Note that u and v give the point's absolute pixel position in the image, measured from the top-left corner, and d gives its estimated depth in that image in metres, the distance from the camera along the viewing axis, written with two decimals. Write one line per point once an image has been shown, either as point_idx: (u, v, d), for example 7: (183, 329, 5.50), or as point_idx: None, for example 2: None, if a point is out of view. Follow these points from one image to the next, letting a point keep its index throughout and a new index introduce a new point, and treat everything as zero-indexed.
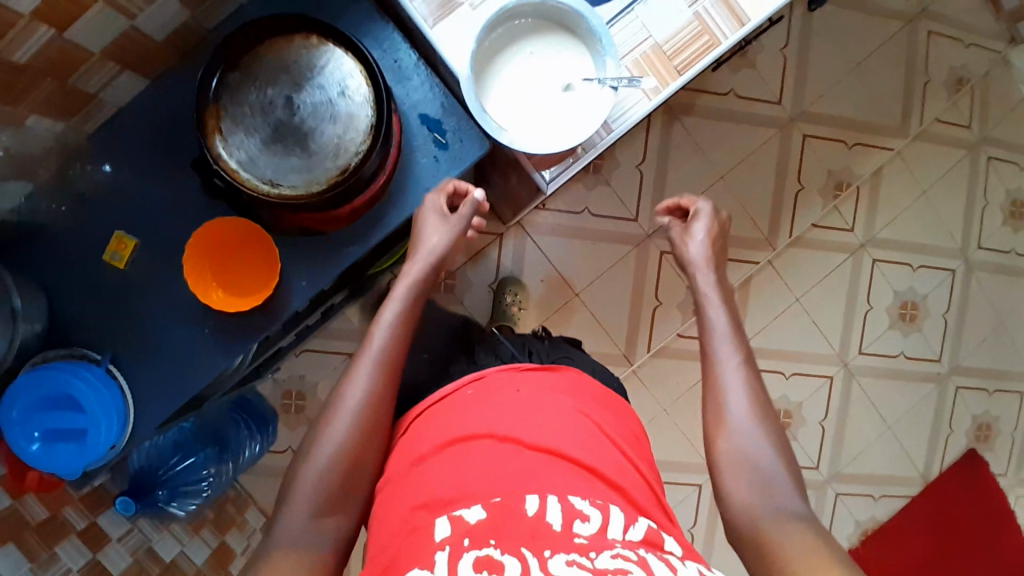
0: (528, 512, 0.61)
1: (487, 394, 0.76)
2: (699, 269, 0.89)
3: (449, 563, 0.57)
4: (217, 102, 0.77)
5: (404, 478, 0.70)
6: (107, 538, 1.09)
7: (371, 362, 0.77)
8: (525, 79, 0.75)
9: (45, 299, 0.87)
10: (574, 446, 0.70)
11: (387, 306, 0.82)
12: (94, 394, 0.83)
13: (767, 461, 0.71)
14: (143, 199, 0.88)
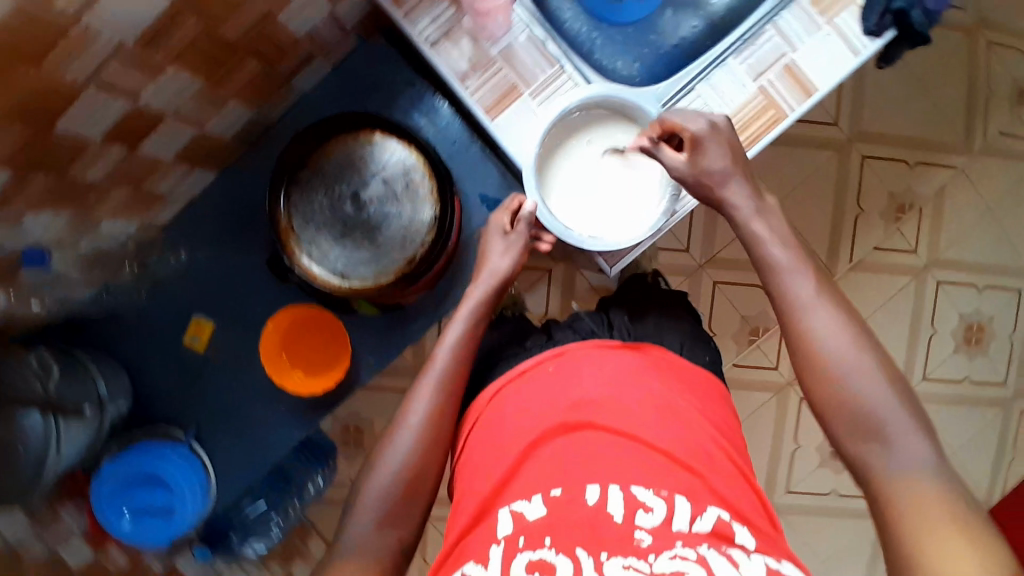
0: (589, 502, 0.55)
1: (567, 372, 0.68)
2: (727, 185, 0.71)
3: (501, 562, 0.53)
4: (286, 201, 0.80)
5: (470, 461, 0.67)
6: None
7: (436, 380, 0.71)
8: (587, 172, 0.79)
9: (131, 380, 0.91)
10: (657, 427, 0.62)
11: (451, 328, 0.74)
12: (179, 472, 0.85)
13: (868, 409, 0.60)
14: (220, 283, 0.91)
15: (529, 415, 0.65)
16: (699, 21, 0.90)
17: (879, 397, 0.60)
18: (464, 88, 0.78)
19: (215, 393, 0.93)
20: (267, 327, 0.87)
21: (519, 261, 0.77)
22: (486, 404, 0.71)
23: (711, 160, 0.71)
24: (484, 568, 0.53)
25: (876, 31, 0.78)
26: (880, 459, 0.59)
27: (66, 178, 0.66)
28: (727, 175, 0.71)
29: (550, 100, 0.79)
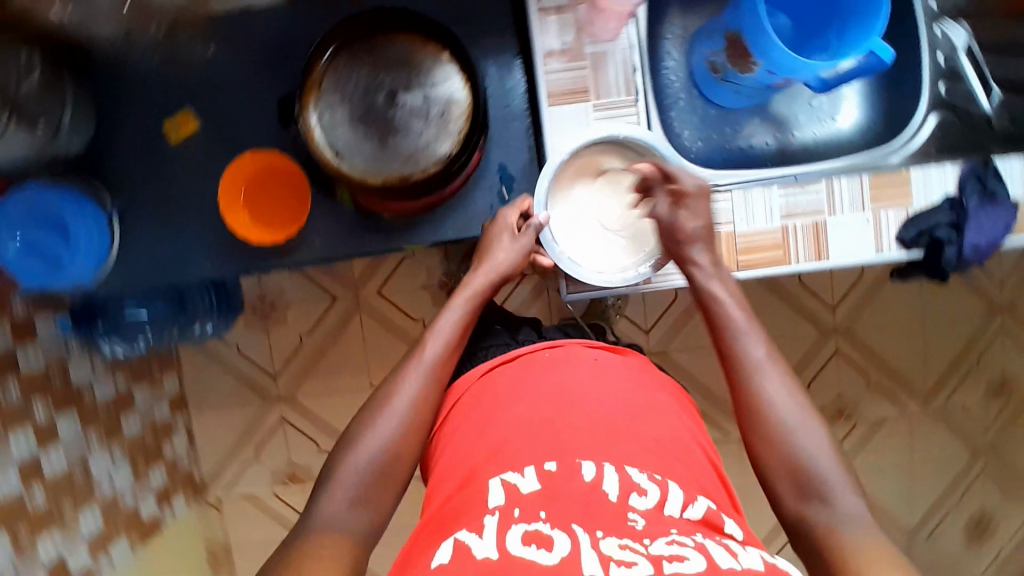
0: (585, 479, 0.62)
1: (559, 361, 0.76)
2: (713, 274, 0.77)
3: (495, 528, 0.58)
4: (330, 61, 0.80)
5: (460, 432, 0.73)
6: (33, 335, 1.15)
7: (423, 372, 0.77)
8: (599, 206, 0.85)
9: (94, 128, 0.89)
10: (641, 414, 0.71)
11: (446, 314, 0.81)
12: (83, 230, 0.86)
13: (829, 467, 0.65)
14: (227, 94, 0.89)
15: (522, 397, 0.72)
16: (772, 141, 0.93)
17: (831, 458, 0.65)
18: (544, 62, 0.79)
19: (161, 185, 0.90)
20: (235, 159, 0.87)
21: (519, 262, 0.82)
22: (472, 388, 0.78)
23: (696, 220, 0.78)
24: (479, 536, 0.57)
25: (908, 242, 0.83)
26: (830, 516, 0.63)
27: None
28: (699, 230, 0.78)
29: (608, 121, 0.80)
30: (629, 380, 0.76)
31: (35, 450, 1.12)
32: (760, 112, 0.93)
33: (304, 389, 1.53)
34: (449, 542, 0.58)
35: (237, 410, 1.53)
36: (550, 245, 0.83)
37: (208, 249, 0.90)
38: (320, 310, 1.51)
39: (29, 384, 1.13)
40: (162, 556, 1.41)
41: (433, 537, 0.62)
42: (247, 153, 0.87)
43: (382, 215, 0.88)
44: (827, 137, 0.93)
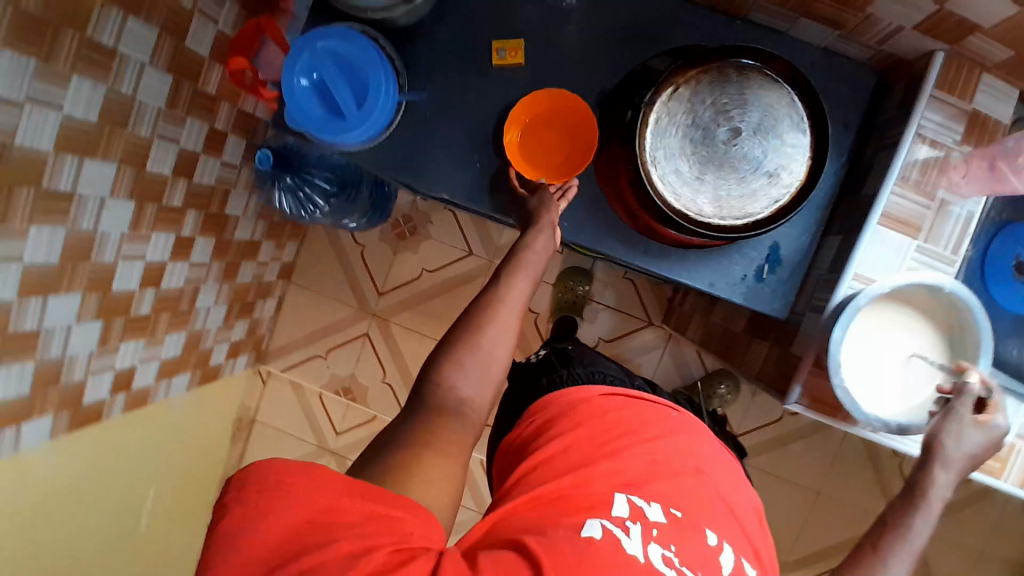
0: (708, 542, 0.66)
1: (688, 429, 0.82)
2: (943, 461, 0.69)
3: (639, 538, 0.62)
4: (700, 71, 0.78)
5: (585, 430, 0.77)
6: (219, 151, 1.14)
7: (530, 274, 0.75)
8: (883, 340, 0.76)
9: (427, 12, 0.86)
10: (743, 514, 0.76)
11: (540, 236, 0.78)
12: (374, 100, 0.83)
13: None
14: (566, 51, 0.87)
15: (654, 439, 0.77)
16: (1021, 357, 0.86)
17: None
18: (894, 182, 0.76)
19: (458, 96, 0.88)
20: (540, 91, 0.85)
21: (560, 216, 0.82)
22: (594, 402, 0.82)
23: (967, 440, 0.69)
24: (626, 535, 0.62)
25: None
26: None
27: None
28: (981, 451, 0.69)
29: (919, 265, 0.78)
30: (733, 476, 0.80)
31: (166, 258, 1.11)
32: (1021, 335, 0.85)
33: (400, 318, 1.52)
34: (592, 524, 0.62)
35: (331, 305, 1.52)
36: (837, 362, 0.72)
37: (469, 178, 0.89)
38: (453, 256, 1.50)
39: (192, 196, 1.12)
40: (206, 402, 1.40)
41: (559, 514, 0.64)
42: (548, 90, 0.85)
43: (641, 227, 0.86)
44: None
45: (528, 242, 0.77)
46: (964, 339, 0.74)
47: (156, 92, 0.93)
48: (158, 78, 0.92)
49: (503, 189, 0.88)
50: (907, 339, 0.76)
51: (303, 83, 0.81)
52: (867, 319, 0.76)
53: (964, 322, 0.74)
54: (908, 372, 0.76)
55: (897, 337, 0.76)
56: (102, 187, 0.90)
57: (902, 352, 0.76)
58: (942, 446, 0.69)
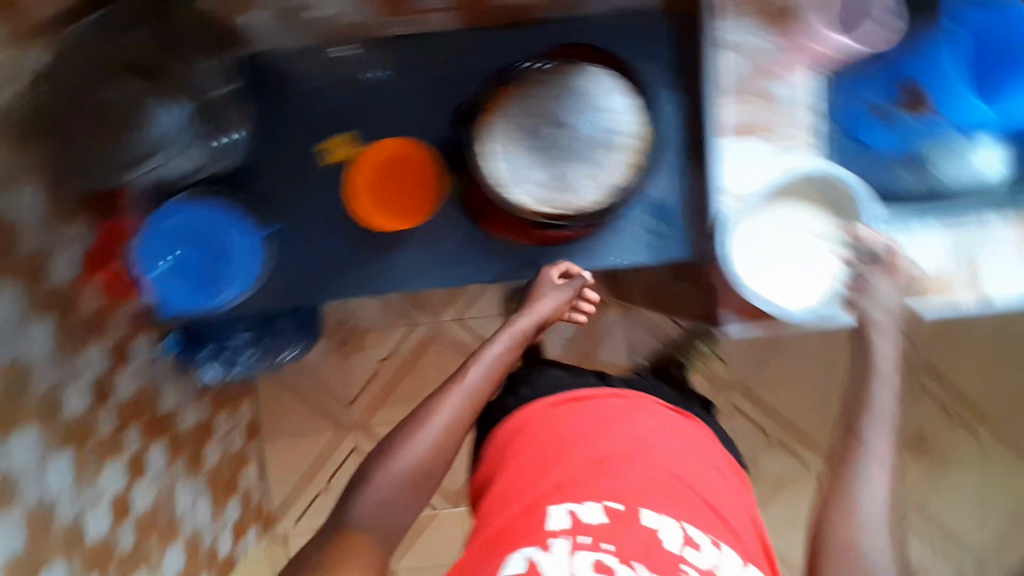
0: (646, 526, 0.72)
1: (631, 414, 0.87)
2: (881, 330, 0.77)
3: (567, 549, 0.69)
4: (510, 85, 0.80)
5: (553, 449, 0.84)
6: (129, 360, 1.09)
7: (458, 398, 0.84)
8: (774, 240, 0.82)
9: (248, 147, 0.86)
10: (698, 482, 0.80)
11: (491, 345, 0.89)
12: (234, 251, 0.83)
13: (875, 557, 0.66)
14: (389, 119, 0.88)
15: (618, 438, 0.83)
16: (922, 182, 0.88)
17: (885, 548, 0.67)
18: (716, 98, 0.79)
19: (314, 205, 0.88)
20: (367, 149, 0.82)
21: (561, 309, 0.93)
22: (564, 416, 0.88)
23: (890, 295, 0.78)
24: (545, 553, 0.69)
25: None
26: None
27: None
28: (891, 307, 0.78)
29: (780, 156, 0.80)
30: (682, 449, 0.84)
31: (127, 481, 1.05)
32: (909, 155, 0.88)
33: (379, 419, 1.48)
34: (518, 557, 0.70)
35: (310, 439, 1.49)
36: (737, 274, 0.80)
37: (360, 271, 0.88)
38: (397, 337, 1.48)
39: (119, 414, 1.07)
40: None
41: (501, 552, 0.73)
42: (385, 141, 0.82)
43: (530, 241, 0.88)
44: (971, 185, 0.86)
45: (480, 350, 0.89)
46: (844, 204, 0.80)
47: None
48: None
49: (395, 265, 0.88)
50: (794, 222, 0.82)
51: (161, 268, 0.80)
52: (749, 230, 0.81)
53: (835, 188, 0.79)
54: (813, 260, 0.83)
55: (784, 224, 0.83)
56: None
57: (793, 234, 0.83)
58: (871, 317, 0.78)
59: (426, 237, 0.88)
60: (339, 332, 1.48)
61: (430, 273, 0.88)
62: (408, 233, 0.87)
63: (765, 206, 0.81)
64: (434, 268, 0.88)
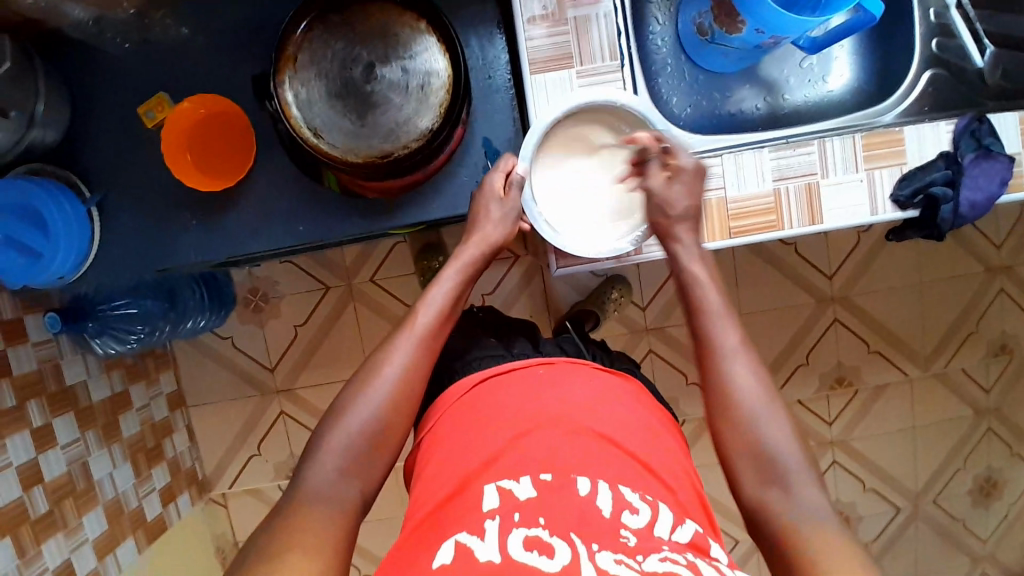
0: (580, 493, 0.61)
1: (555, 377, 0.75)
2: (676, 233, 0.74)
3: (496, 533, 0.57)
4: (306, 33, 0.78)
5: (461, 429, 0.71)
6: (24, 338, 1.10)
7: (413, 341, 0.72)
8: (581, 178, 0.81)
9: (70, 117, 0.86)
10: (630, 441, 0.69)
11: (436, 286, 0.76)
12: (62, 224, 0.82)
13: (778, 454, 0.62)
14: (204, 77, 0.86)
15: (531, 408, 0.71)
16: (761, 105, 0.90)
17: (784, 439, 0.63)
18: (525, 29, 0.78)
19: (142, 171, 0.87)
20: (173, 113, 0.83)
21: (509, 235, 0.78)
22: (476, 391, 0.75)
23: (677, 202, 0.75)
24: (481, 539, 0.56)
25: (903, 202, 0.79)
26: (784, 502, 0.60)
27: None
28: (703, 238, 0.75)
29: (592, 86, 0.79)
30: (613, 410, 0.72)
31: (34, 453, 1.09)
32: (749, 75, 0.91)
33: (302, 381, 1.50)
34: (449, 545, 0.57)
35: (234, 403, 1.52)
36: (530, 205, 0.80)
37: (195, 233, 0.88)
38: (313, 300, 1.48)
39: (22, 389, 1.09)
40: (164, 554, 1.37)
41: (429, 542, 0.60)
42: (189, 103, 0.83)
43: (367, 194, 0.86)
44: (803, 106, 0.91)
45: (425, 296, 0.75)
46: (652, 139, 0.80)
47: None
48: None
49: (230, 226, 0.88)
50: (603, 160, 0.81)
51: None
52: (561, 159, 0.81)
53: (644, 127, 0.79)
54: (615, 198, 0.81)
55: (594, 162, 0.81)
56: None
57: (601, 174, 0.81)
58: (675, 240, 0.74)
59: (258, 196, 0.87)
60: (252, 298, 1.48)
61: (266, 233, 0.88)
62: (237, 192, 0.87)
63: (583, 135, 0.81)
64: (269, 227, 0.87)
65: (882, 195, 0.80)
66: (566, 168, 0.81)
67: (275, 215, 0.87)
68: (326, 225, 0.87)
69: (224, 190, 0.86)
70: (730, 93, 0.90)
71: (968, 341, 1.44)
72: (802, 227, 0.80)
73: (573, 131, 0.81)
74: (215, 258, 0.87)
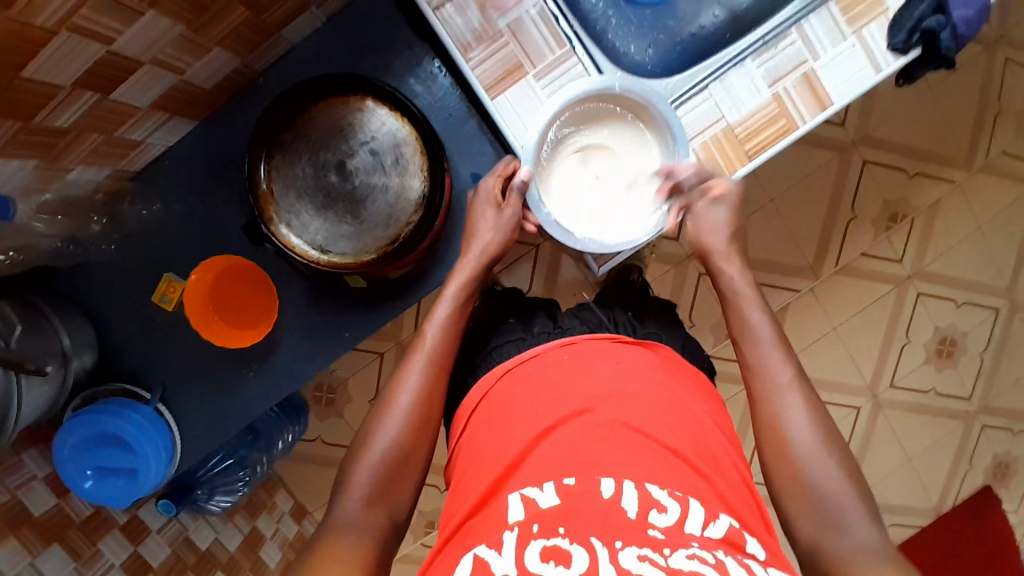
0: (604, 496, 0.54)
1: (581, 363, 0.67)
2: (725, 255, 0.74)
3: (514, 547, 0.51)
4: (267, 163, 0.78)
5: (485, 425, 0.66)
6: (147, 530, 1.12)
7: (423, 361, 0.71)
8: (586, 175, 0.80)
9: (94, 331, 0.86)
10: (661, 428, 0.61)
11: (440, 304, 0.74)
12: (142, 437, 0.83)
13: (833, 494, 0.61)
14: (190, 241, 0.86)
15: (555, 403, 0.63)
16: (722, 14, 0.87)
17: (838, 479, 0.61)
18: (466, 59, 0.76)
19: (181, 351, 0.88)
20: (188, 287, 0.83)
21: (508, 239, 0.77)
22: (493, 393, 0.69)
23: (711, 227, 0.75)
24: (499, 552, 0.51)
25: (902, 48, 0.75)
26: (834, 534, 0.60)
27: (24, 88, 0.57)
28: (728, 235, 0.75)
29: (553, 81, 0.77)
30: (638, 385, 0.64)
31: None
32: None
33: None
34: (468, 558, 0.53)
35: None
36: (538, 207, 0.77)
37: (255, 381, 0.88)
38: (375, 372, 1.50)
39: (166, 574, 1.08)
40: None
41: (453, 555, 0.55)
42: (199, 269, 0.83)
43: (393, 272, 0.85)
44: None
45: (429, 323, 0.73)
46: (641, 111, 0.78)
47: (62, 563, 0.91)
48: (49, 557, 0.90)
49: (283, 360, 0.88)
50: (601, 153, 0.80)
51: (89, 482, 0.81)
52: (554, 169, 0.80)
53: (632, 102, 0.78)
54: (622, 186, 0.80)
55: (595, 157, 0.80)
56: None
57: (603, 166, 0.80)
58: (713, 245, 0.75)
59: (294, 323, 0.87)
60: (321, 393, 1.52)
61: (315, 353, 0.88)
62: (274, 328, 0.87)
63: (565, 140, 0.80)
64: (319, 345, 0.88)
65: (879, 50, 0.76)
66: (570, 172, 0.80)
67: (315, 330, 0.87)
68: (368, 320, 0.87)
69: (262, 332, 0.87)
70: (685, 16, 0.88)
71: (997, 124, 1.39)
72: (817, 118, 0.77)
73: (555, 139, 0.79)
74: (288, 392, 0.87)
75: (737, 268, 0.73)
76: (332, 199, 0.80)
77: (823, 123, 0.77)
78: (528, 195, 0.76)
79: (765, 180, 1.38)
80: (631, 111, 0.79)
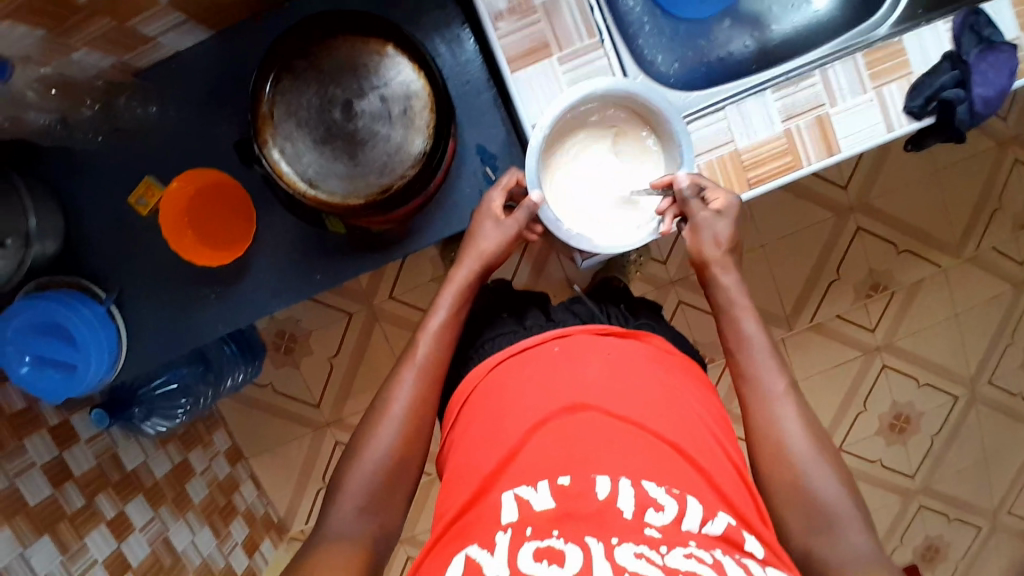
0: (599, 496, 0.52)
1: (576, 355, 0.66)
2: (722, 265, 0.72)
3: (505, 549, 0.50)
4: (274, 86, 0.78)
5: (477, 418, 0.64)
6: (76, 438, 1.07)
7: (415, 371, 0.70)
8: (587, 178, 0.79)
9: (64, 222, 0.84)
10: (657, 421, 0.59)
11: (434, 313, 0.73)
12: (90, 334, 0.81)
13: (831, 501, 0.60)
14: (182, 151, 0.84)
15: (543, 398, 0.61)
16: (750, 44, 0.90)
17: (832, 485, 0.60)
18: (494, 28, 0.78)
19: (147, 259, 0.86)
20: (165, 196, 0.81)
21: (507, 248, 0.75)
22: (484, 385, 0.67)
23: (705, 237, 0.72)
24: (491, 553, 0.50)
25: (918, 112, 0.76)
26: (830, 545, 0.58)
27: None
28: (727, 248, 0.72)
29: (575, 69, 0.79)
30: (632, 382, 0.63)
31: (115, 543, 1.04)
32: (730, 15, 0.90)
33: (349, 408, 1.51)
34: (459, 559, 0.51)
35: (287, 445, 1.52)
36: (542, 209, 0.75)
37: (218, 304, 0.87)
38: (340, 330, 1.48)
39: (86, 483, 1.04)
40: None
41: (445, 555, 0.53)
42: (177, 180, 0.81)
43: (388, 227, 0.84)
44: (791, 36, 0.90)
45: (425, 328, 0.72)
46: (652, 116, 0.79)
47: None
48: None
49: (251, 289, 0.86)
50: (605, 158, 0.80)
51: (27, 369, 0.78)
52: (556, 161, 0.79)
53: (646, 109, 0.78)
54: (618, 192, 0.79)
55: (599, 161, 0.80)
56: (10, 548, 0.88)
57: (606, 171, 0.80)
58: (705, 251, 0.72)
59: (273, 257, 0.86)
60: (281, 340, 1.49)
61: (284, 290, 0.86)
62: (247, 257, 0.86)
63: (574, 130, 0.80)
64: (290, 283, 0.86)
65: (897, 108, 0.77)
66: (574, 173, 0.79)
67: (289, 267, 0.86)
68: (347, 270, 0.86)
69: (235, 257, 0.85)
70: (716, 38, 0.90)
71: (994, 219, 1.42)
72: (823, 161, 0.77)
73: (565, 127, 0.79)
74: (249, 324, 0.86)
75: (733, 277, 0.71)
76: (333, 137, 0.79)
77: (826, 169, 0.78)
78: (541, 214, 0.75)
79: (761, 225, 1.39)
80: (643, 120, 0.80)
